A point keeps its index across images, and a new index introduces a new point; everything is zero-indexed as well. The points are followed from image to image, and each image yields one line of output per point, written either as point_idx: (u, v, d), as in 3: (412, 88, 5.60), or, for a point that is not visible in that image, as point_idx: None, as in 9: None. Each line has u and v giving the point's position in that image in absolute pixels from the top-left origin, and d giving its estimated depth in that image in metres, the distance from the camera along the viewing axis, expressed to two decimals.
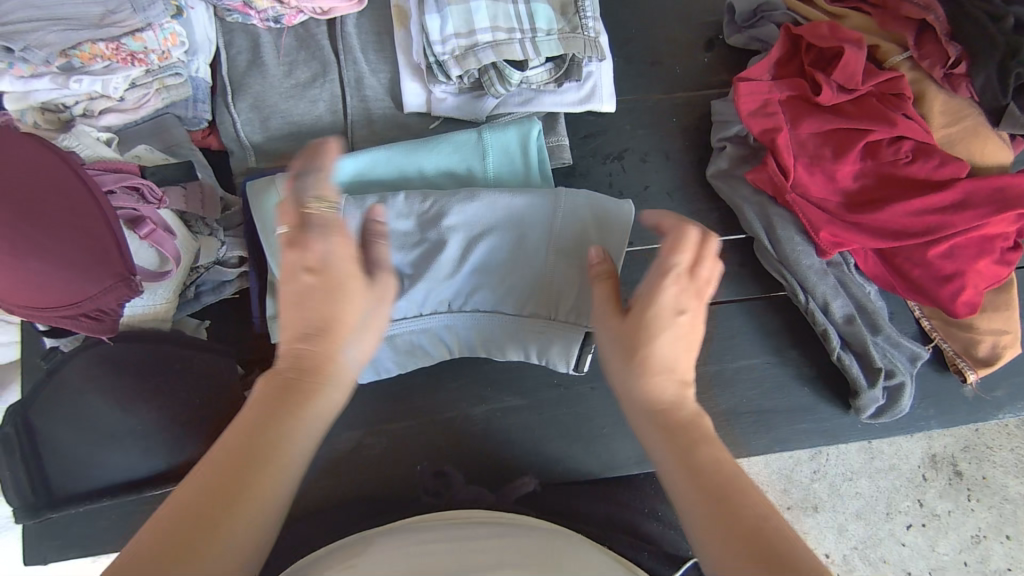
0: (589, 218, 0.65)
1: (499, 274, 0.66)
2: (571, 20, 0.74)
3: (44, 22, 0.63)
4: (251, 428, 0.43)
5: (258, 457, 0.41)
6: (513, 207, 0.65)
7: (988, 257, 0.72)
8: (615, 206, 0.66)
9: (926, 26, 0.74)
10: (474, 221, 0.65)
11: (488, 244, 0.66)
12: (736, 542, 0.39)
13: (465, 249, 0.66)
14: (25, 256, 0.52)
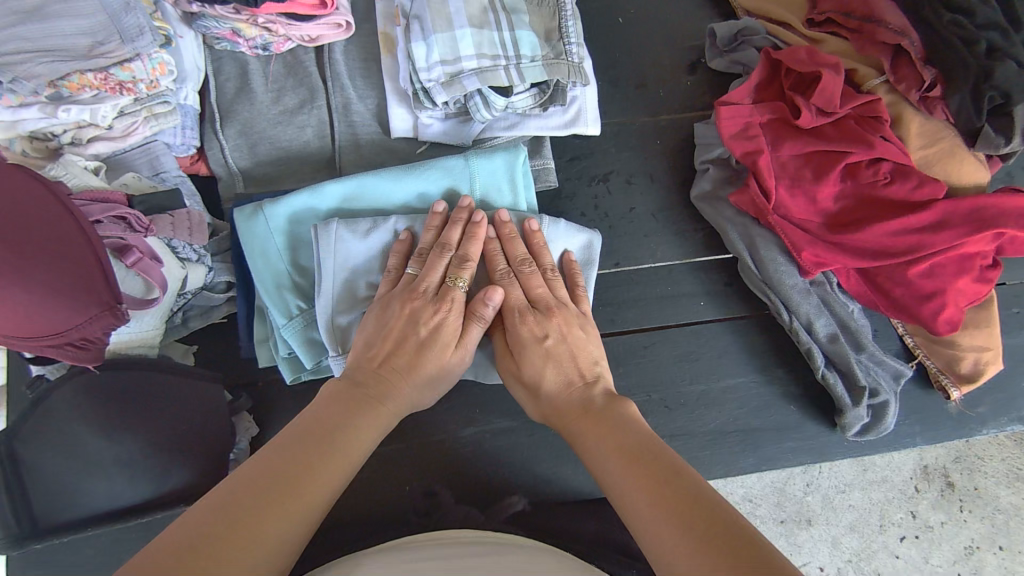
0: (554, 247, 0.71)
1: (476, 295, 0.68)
2: (555, 46, 0.75)
3: (31, 54, 0.63)
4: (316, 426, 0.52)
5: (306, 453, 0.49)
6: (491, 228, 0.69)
7: (968, 275, 0.73)
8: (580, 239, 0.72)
9: (901, 51, 0.76)
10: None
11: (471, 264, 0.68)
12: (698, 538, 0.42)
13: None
14: (12, 288, 0.52)
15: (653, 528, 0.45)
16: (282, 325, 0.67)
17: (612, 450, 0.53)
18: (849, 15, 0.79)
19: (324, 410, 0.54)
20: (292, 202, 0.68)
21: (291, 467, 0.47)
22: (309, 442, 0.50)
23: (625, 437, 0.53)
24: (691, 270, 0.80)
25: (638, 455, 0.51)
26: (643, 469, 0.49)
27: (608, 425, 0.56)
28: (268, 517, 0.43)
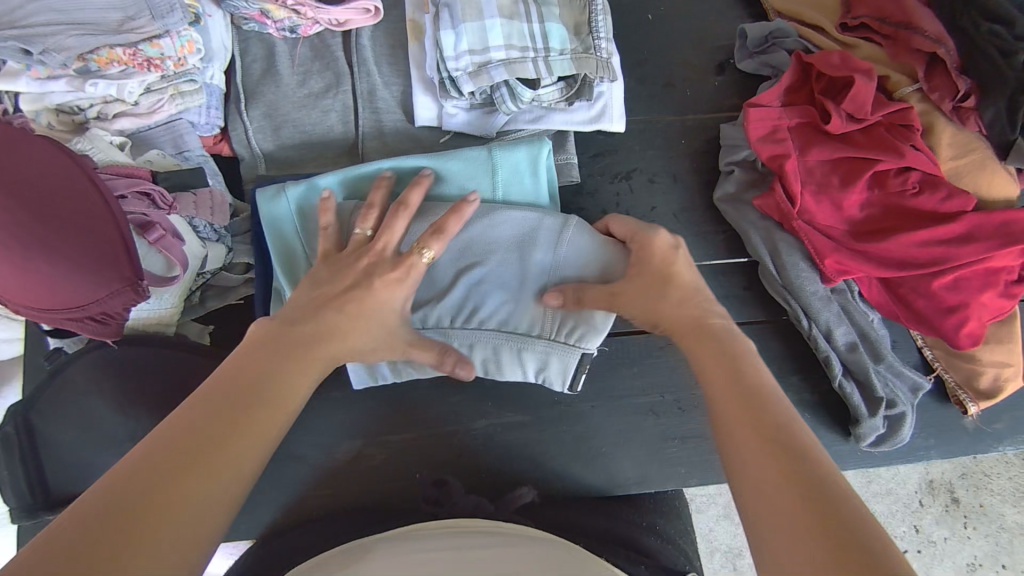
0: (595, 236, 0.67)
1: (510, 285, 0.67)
2: (584, 40, 0.75)
3: (64, 25, 0.63)
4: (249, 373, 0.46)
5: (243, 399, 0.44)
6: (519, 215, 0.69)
7: (992, 290, 0.72)
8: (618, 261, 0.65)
9: (936, 59, 0.75)
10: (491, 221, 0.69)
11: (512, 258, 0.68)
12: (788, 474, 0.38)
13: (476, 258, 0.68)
14: (36, 260, 0.53)
15: (744, 467, 0.41)
16: None
17: (715, 384, 0.48)
18: (884, 21, 0.78)
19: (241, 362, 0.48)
20: (316, 185, 0.68)
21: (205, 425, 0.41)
22: (226, 397, 0.44)
23: (723, 377, 0.48)
24: (711, 273, 0.79)
25: (747, 391, 0.46)
26: (746, 411, 0.44)
27: (715, 356, 0.51)
28: (192, 473, 0.37)
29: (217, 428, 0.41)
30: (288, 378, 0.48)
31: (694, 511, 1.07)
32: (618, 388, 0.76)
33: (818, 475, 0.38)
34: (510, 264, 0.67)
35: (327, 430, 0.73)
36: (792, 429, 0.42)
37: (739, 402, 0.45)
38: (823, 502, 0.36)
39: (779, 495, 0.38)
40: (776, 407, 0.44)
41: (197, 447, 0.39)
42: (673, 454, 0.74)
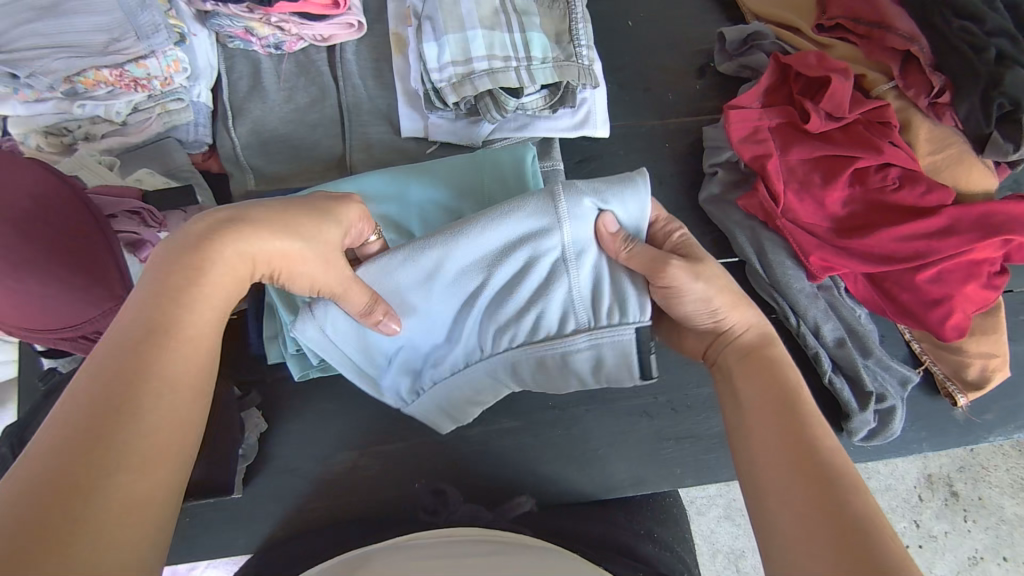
0: (610, 188, 0.56)
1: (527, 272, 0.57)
2: (565, 48, 0.76)
3: (50, 49, 0.65)
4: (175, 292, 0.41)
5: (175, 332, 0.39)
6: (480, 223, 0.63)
7: (976, 281, 0.73)
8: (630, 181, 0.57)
9: (910, 56, 0.77)
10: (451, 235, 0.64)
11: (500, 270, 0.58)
12: (830, 525, 0.38)
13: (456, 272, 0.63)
14: (26, 282, 0.53)
15: (792, 510, 0.40)
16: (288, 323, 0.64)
17: (764, 415, 0.47)
18: (858, 21, 0.80)
19: (145, 292, 0.40)
20: None
21: (131, 384, 0.36)
22: (138, 339, 0.38)
23: (773, 408, 0.47)
24: None
25: (800, 425, 0.45)
26: (797, 450, 0.43)
27: (769, 383, 0.49)
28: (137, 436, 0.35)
29: (136, 383, 0.36)
30: (206, 302, 0.42)
31: (694, 513, 1.07)
32: (611, 391, 0.76)
33: (871, 529, 0.37)
34: (523, 282, 0.58)
35: (323, 442, 0.73)
36: (847, 476, 0.41)
37: (791, 438, 0.44)
38: (873, 560, 0.36)
39: (829, 548, 0.37)
40: (832, 450, 0.43)
41: (114, 416, 0.34)
42: (668, 456, 0.75)
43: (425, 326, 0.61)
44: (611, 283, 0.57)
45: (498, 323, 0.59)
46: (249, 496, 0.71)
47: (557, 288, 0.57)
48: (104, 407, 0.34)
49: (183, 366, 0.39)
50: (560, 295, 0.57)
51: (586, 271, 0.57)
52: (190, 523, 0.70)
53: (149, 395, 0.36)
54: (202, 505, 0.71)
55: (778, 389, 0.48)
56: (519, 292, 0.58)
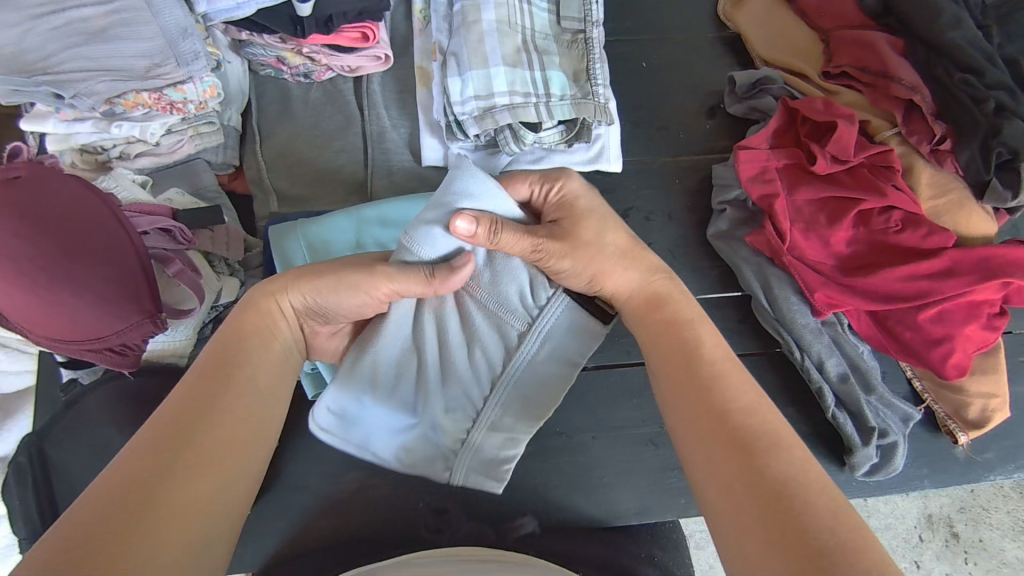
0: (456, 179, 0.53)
1: (459, 318, 0.59)
2: (582, 87, 0.80)
3: (95, 72, 0.67)
4: (220, 361, 0.45)
5: (229, 385, 0.44)
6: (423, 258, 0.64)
7: (976, 322, 0.75)
8: (451, 178, 0.53)
9: (914, 106, 0.80)
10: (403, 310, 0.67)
11: (431, 329, 0.58)
12: (754, 493, 0.39)
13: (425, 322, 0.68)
14: (61, 292, 0.56)
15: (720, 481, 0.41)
16: None
17: (675, 386, 0.48)
18: (863, 70, 0.83)
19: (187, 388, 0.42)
20: (324, 224, 0.70)
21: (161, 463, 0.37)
22: (178, 427, 0.39)
23: (685, 377, 0.48)
24: (705, 306, 0.82)
25: (713, 388, 0.46)
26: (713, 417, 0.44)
27: (673, 349, 0.51)
28: (188, 472, 0.38)
29: (198, 434, 0.40)
30: (240, 397, 0.44)
31: (694, 547, 1.07)
32: (617, 419, 0.78)
33: (794, 490, 0.38)
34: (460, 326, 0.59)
35: (334, 461, 0.74)
36: (764, 439, 0.42)
37: (704, 405, 0.45)
38: (791, 521, 0.36)
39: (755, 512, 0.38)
40: (744, 410, 0.44)
41: (176, 455, 0.38)
42: (674, 485, 0.76)
43: (387, 413, 0.60)
44: (526, 277, 0.58)
45: (455, 373, 0.59)
46: (258, 513, 0.71)
47: (473, 316, 0.58)
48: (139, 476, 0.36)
49: (218, 452, 0.40)
50: (483, 315, 0.59)
51: (502, 282, 0.58)
52: None
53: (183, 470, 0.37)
54: None
55: (690, 359, 0.49)
56: (449, 336, 0.58)
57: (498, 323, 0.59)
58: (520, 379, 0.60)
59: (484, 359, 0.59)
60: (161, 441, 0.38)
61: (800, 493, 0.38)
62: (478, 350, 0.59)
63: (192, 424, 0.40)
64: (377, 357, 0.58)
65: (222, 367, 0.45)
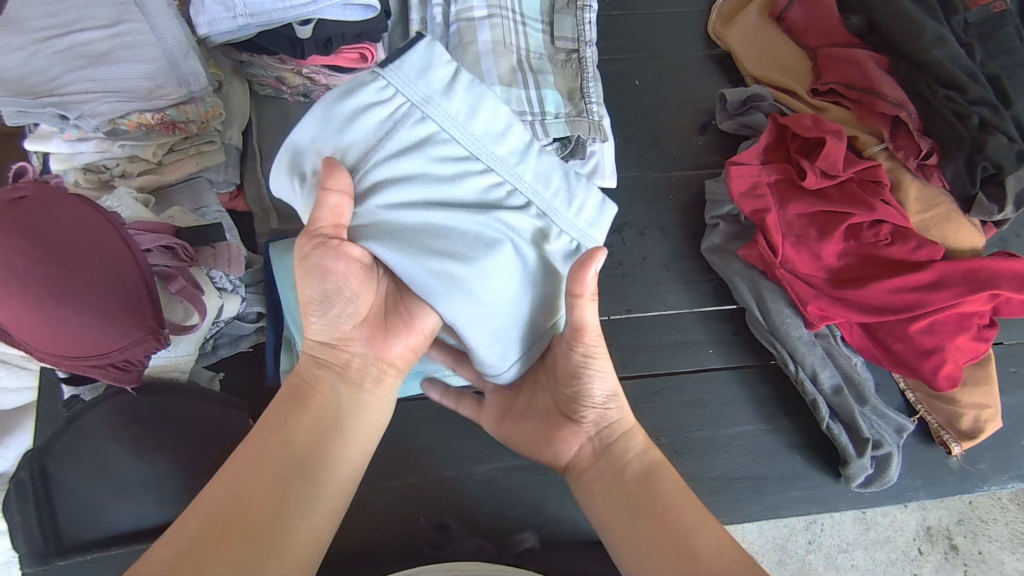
0: (288, 182, 0.55)
1: (414, 177, 0.54)
2: (577, 105, 0.81)
3: (100, 93, 0.68)
4: (266, 435, 0.50)
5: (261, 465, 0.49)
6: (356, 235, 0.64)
7: (966, 334, 0.76)
8: (283, 156, 0.54)
9: (899, 122, 0.82)
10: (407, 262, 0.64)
11: (408, 195, 0.54)
12: None
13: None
14: (66, 310, 0.57)
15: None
16: None
17: (637, 516, 0.51)
18: (850, 87, 0.85)
19: (263, 424, 0.52)
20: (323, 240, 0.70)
21: (233, 502, 0.46)
22: (254, 464, 0.49)
23: (637, 512, 0.51)
24: (700, 318, 0.83)
25: (661, 506, 0.51)
26: (669, 553, 0.47)
27: (634, 483, 0.53)
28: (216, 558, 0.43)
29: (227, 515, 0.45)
30: (305, 428, 0.52)
31: None
32: None
33: None
34: (421, 172, 0.54)
35: None
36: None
37: (657, 541, 0.48)
38: None
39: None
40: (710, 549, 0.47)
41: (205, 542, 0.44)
42: None
43: (490, 269, 0.55)
44: (364, 107, 0.53)
45: (442, 190, 0.55)
46: None
47: (410, 162, 0.54)
48: (213, 512, 0.45)
49: (274, 493, 0.48)
50: (399, 141, 0.54)
51: (367, 125, 0.53)
52: None
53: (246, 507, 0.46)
54: None
55: (641, 487, 0.53)
56: (421, 184, 0.54)
57: (416, 137, 0.54)
58: (461, 129, 0.55)
59: (423, 131, 0.54)
60: (196, 527, 0.44)
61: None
62: (419, 138, 0.54)
63: (226, 508, 0.46)
64: (439, 261, 0.54)
65: (263, 444, 0.50)
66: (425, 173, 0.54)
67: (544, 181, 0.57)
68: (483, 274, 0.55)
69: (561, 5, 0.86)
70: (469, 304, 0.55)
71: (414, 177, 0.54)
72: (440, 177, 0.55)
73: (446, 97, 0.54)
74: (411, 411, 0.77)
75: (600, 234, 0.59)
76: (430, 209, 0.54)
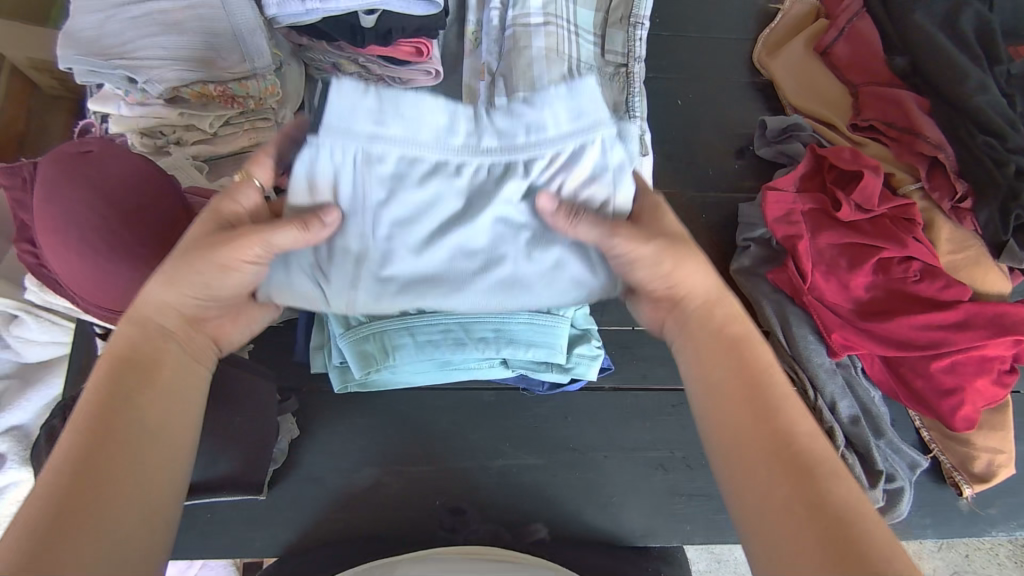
0: (283, 288, 0.53)
1: (408, 215, 0.53)
2: (621, 118, 0.83)
3: (169, 61, 0.71)
4: (133, 370, 0.46)
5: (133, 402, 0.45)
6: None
7: (986, 376, 0.77)
8: (273, 264, 0.52)
9: (936, 162, 0.84)
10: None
11: (412, 232, 0.53)
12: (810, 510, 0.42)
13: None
14: (119, 264, 0.58)
15: (747, 473, 0.46)
16: (338, 334, 0.68)
17: (726, 381, 0.50)
18: (890, 125, 0.87)
19: (94, 393, 0.44)
20: None
21: (87, 478, 0.41)
22: (97, 436, 0.42)
23: (722, 370, 0.50)
24: None
25: (758, 380, 0.49)
26: (752, 415, 0.47)
27: (721, 348, 0.52)
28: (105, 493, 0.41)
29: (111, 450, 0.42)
30: (153, 391, 0.46)
31: None
32: (630, 440, 0.79)
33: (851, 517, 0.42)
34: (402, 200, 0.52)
35: (350, 456, 0.75)
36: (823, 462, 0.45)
37: (739, 409, 0.48)
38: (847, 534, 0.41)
39: (789, 488, 0.44)
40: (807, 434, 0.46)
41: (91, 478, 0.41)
42: (680, 510, 0.77)
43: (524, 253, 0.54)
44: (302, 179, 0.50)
45: (431, 212, 0.53)
46: (272, 501, 0.72)
47: (390, 206, 0.52)
48: (63, 493, 0.39)
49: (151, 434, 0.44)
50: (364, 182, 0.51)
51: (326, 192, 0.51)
52: (211, 520, 0.71)
53: (108, 481, 0.41)
54: (225, 503, 0.72)
55: (727, 345, 0.52)
56: (417, 222, 0.53)
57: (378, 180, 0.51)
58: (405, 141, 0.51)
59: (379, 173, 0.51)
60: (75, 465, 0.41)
61: (833, 493, 0.43)
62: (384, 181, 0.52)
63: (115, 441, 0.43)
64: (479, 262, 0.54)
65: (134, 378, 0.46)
66: (406, 208, 0.52)
67: (509, 138, 0.52)
68: (526, 261, 0.54)
69: (614, 20, 0.88)
70: (535, 296, 0.56)
71: (408, 219, 0.53)
72: (424, 205, 0.52)
73: (382, 124, 0.51)
74: (431, 400, 0.78)
75: (589, 151, 0.52)
76: (436, 232, 0.53)
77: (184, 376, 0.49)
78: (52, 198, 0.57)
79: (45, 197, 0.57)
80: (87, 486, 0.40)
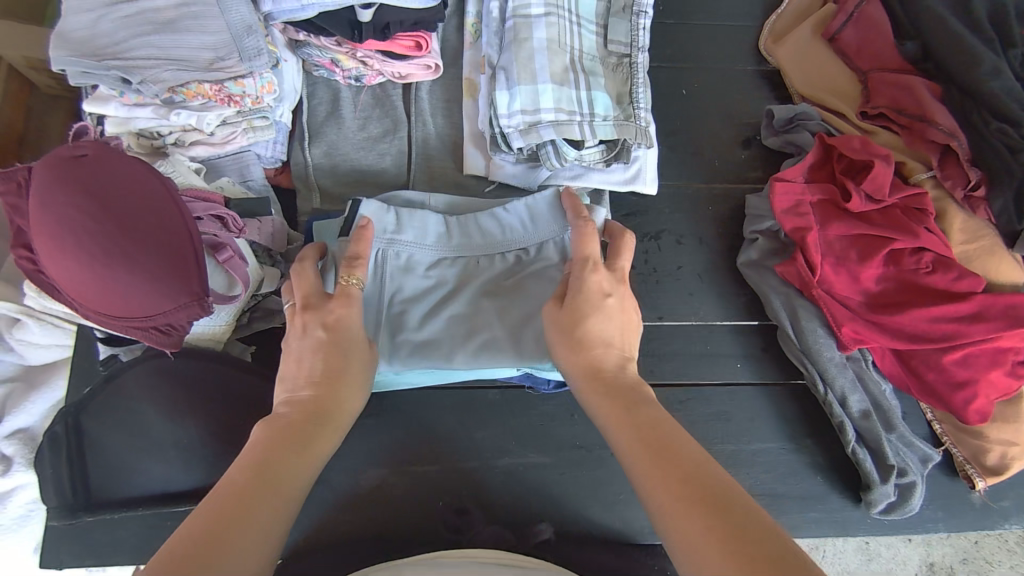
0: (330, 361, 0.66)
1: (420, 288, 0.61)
2: (625, 109, 0.82)
3: (161, 60, 0.69)
4: (286, 428, 0.51)
5: (279, 453, 0.49)
6: (379, 321, 0.67)
7: (1000, 369, 0.76)
8: None
9: (949, 150, 0.82)
10: (436, 340, 0.68)
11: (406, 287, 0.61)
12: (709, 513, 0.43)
13: (450, 303, 0.70)
14: (116, 269, 0.57)
15: (654, 488, 0.47)
16: None
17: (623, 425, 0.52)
18: (901, 112, 0.84)
19: (254, 450, 0.49)
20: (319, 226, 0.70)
21: (224, 520, 0.43)
22: (247, 484, 0.46)
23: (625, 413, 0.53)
24: (731, 332, 0.83)
25: (651, 421, 0.52)
26: (654, 453, 0.49)
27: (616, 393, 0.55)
28: (245, 526, 0.43)
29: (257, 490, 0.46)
30: (297, 471, 0.49)
31: None
32: None
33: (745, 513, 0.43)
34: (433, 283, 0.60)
35: (355, 457, 0.74)
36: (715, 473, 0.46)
37: (643, 443, 0.50)
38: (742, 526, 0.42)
39: (688, 496, 0.45)
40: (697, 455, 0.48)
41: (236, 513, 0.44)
42: None
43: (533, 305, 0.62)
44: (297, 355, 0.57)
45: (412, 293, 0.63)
46: None
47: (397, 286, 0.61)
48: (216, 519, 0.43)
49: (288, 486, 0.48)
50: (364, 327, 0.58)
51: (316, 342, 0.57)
52: None
53: (244, 527, 0.43)
54: None
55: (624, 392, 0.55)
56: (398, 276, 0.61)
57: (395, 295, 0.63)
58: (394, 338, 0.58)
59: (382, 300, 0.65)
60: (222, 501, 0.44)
61: (746, 504, 0.44)
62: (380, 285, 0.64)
63: (260, 483, 0.46)
64: (466, 333, 0.68)
65: (285, 435, 0.51)
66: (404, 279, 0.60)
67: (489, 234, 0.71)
68: (503, 331, 0.68)
69: (617, 8, 0.86)
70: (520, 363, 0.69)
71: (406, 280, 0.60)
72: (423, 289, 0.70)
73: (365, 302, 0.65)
74: (436, 399, 0.77)
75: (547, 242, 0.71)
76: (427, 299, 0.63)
77: (322, 440, 0.53)
78: (48, 204, 0.57)
79: (42, 202, 0.57)
80: (222, 530, 0.42)
